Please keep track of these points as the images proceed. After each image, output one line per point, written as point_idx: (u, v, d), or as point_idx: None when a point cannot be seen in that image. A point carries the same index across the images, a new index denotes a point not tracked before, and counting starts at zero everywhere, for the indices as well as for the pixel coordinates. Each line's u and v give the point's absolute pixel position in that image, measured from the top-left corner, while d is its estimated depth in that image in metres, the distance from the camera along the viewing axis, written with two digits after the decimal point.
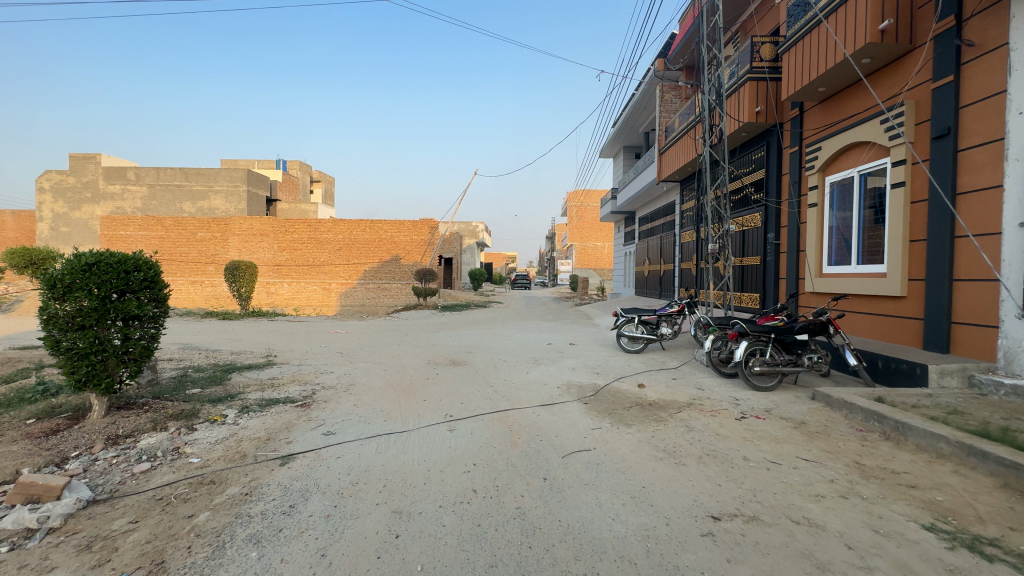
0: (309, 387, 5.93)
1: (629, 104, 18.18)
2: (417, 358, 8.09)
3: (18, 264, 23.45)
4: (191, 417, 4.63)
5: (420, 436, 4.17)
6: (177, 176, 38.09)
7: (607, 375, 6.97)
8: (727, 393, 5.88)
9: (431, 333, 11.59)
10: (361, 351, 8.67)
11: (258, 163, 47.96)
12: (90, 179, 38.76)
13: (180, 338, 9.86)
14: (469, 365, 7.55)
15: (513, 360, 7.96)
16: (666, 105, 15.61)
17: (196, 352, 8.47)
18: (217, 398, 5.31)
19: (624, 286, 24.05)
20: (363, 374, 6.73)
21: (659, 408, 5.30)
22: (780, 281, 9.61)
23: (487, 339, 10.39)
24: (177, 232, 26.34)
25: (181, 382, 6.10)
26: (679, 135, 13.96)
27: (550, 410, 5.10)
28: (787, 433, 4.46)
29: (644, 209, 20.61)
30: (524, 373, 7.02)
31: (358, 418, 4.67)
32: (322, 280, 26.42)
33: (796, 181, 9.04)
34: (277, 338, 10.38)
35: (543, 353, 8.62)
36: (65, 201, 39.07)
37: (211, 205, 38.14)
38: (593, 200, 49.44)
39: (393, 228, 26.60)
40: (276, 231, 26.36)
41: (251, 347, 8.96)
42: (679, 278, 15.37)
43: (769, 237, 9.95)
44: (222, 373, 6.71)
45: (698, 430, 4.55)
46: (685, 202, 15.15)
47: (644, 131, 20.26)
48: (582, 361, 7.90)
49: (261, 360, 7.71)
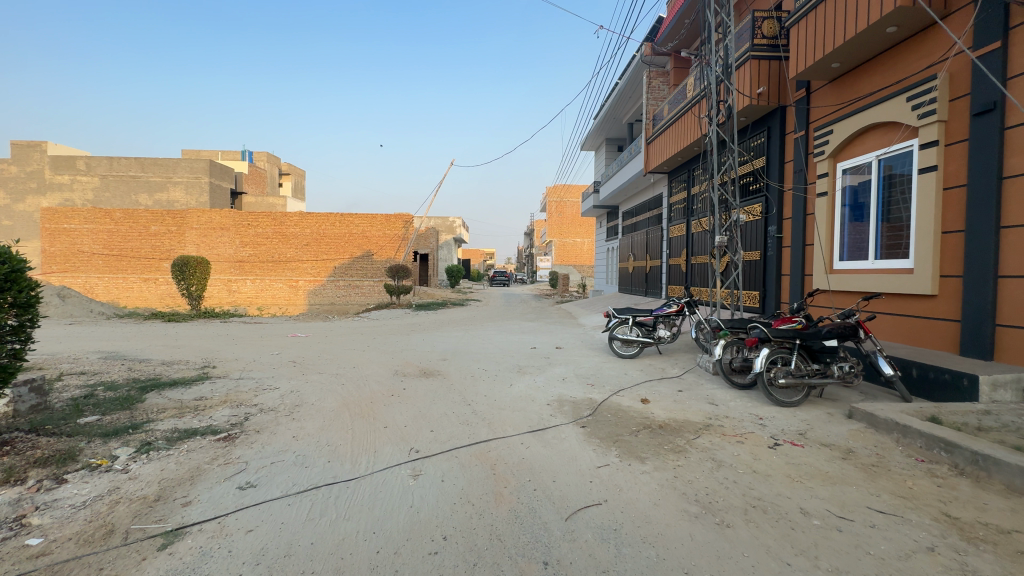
0: (241, 412, 4.77)
1: (613, 93, 17.33)
2: (383, 367, 6.98)
3: None
4: (63, 463, 3.44)
5: (373, 487, 3.11)
6: (132, 166, 35.65)
7: (603, 387, 6.02)
8: (747, 410, 5.01)
9: (402, 336, 10.44)
10: (317, 360, 7.49)
11: (222, 154, 45.44)
12: (35, 169, 35.74)
13: (107, 346, 8.47)
14: (443, 376, 6.48)
15: (493, 369, 6.94)
16: (653, 92, 14.79)
17: (119, 363, 7.13)
18: (114, 429, 4.13)
19: (605, 283, 23.34)
20: (315, 390, 5.61)
21: (673, 432, 4.36)
22: (783, 277, 8.89)
23: (463, 342, 9.36)
24: (128, 225, 24.35)
25: (78, 406, 4.85)
26: (668, 123, 13.14)
27: (541, 439, 4.11)
28: (839, 468, 3.56)
29: (629, 203, 19.84)
30: (507, 387, 6.00)
31: (293, 457, 3.57)
32: (288, 277, 24.78)
33: (802, 169, 8.30)
34: (223, 344, 9.08)
35: (527, 360, 7.61)
36: (6, 192, 35.97)
37: (170, 197, 35.76)
38: (572, 196, 48.70)
39: (365, 222, 25.18)
40: (237, 225, 24.62)
41: (188, 356, 7.68)
42: (667, 275, 14.62)
43: (770, 230, 9.19)
44: (138, 392, 5.46)
45: (729, 464, 3.63)
46: (674, 195, 14.39)
47: (627, 122, 19.46)
48: (572, 370, 6.93)
49: (195, 373, 6.47)
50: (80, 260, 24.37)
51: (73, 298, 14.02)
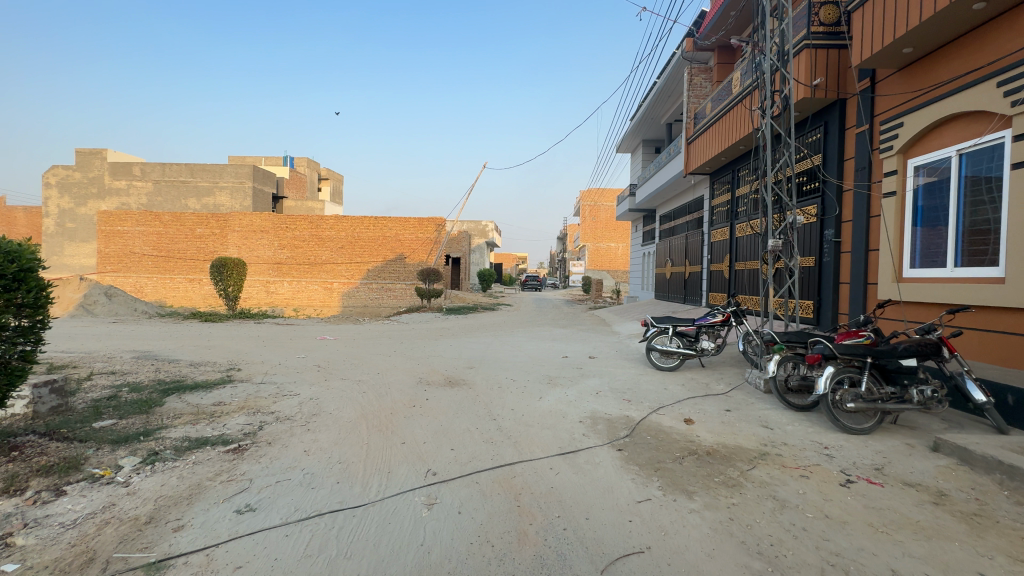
0: (256, 420, 4.55)
1: (652, 92, 16.69)
2: (407, 375, 6.70)
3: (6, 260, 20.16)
4: (66, 472, 3.27)
5: (382, 517, 2.77)
6: (183, 172, 37.33)
7: (641, 404, 5.52)
8: (808, 437, 4.41)
9: (430, 341, 10.19)
10: (341, 365, 7.30)
11: (265, 159, 47.10)
12: (96, 175, 37.96)
13: (142, 346, 8.58)
14: (468, 386, 6.14)
15: (521, 379, 6.54)
16: (695, 89, 14.09)
17: (149, 364, 7.15)
18: (126, 436, 3.97)
19: (641, 290, 22.57)
20: (335, 398, 5.37)
21: (724, 461, 3.84)
22: (842, 286, 8.12)
23: (492, 349, 9.01)
24: (175, 228, 25.38)
25: (98, 409, 4.76)
26: (712, 121, 12.43)
27: (572, 464, 3.68)
28: (932, 516, 2.97)
29: (667, 206, 19.08)
30: (536, 400, 5.58)
31: (301, 476, 3.28)
32: (324, 279, 25.23)
33: (866, 166, 7.53)
34: (252, 346, 9.05)
35: (558, 370, 7.17)
36: (70, 197, 38.25)
37: (216, 202, 37.28)
38: (606, 199, 47.80)
39: (398, 226, 25.33)
40: (276, 228, 25.25)
41: (216, 357, 7.64)
42: (708, 281, 13.85)
43: (827, 234, 8.42)
44: (159, 395, 5.36)
45: (794, 505, 3.09)
46: (716, 197, 13.64)
47: (666, 122, 18.74)
48: (607, 383, 6.45)
49: (219, 377, 6.38)
50: (131, 261, 25.57)
51: (119, 297, 14.54)
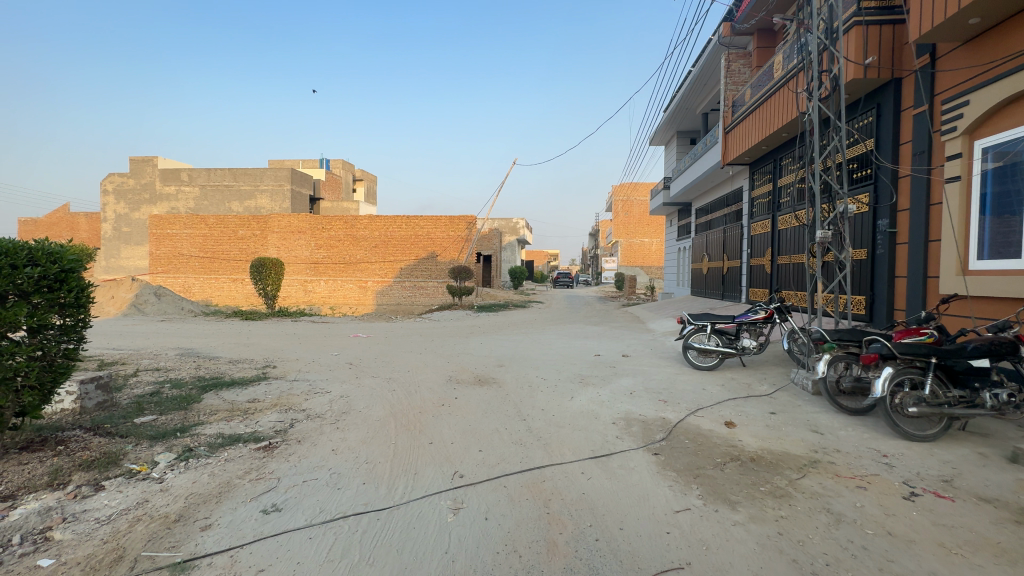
0: (287, 417, 4.59)
1: (687, 81, 16.12)
2: (436, 373, 6.66)
3: None
4: (105, 467, 3.35)
5: (406, 521, 2.69)
6: (226, 176, 38.92)
7: (678, 405, 5.27)
8: (864, 444, 4.07)
9: (461, 339, 10.15)
10: (372, 363, 7.34)
11: (302, 162, 48.54)
12: (148, 182, 40.10)
13: (186, 343, 8.91)
14: (498, 385, 6.03)
15: (552, 378, 6.38)
16: (733, 76, 13.48)
17: (191, 361, 7.39)
18: (163, 432, 4.05)
19: (676, 286, 21.94)
20: (366, 396, 5.39)
21: (769, 469, 3.58)
22: (897, 280, 7.56)
23: (522, 347, 8.89)
24: (219, 230, 26.47)
25: (141, 405, 4.92)
26: (751, 108, 11.85)
27: (604, 469, 3.51)
28: (1014, 537, 2.64)
29: (703, 199, 18.42)
30: (567, 400, 5.42)
31: (328, 476, 3.25)
32: (358, 278, 25.78)
33: (925, 151, 6.96)
34: (288, 343, 9.26)
35: (590, 369, 6.98)
36: (125, 202, 40.57)
37: (257, 204, 38.71)
38: (639, 194, 46.77)
39: (430, 224, 25.54)
40: (313, 228, 25.94)
41: (253, 355, 7.84)
42: (748, 277, 13.28)
43: (880, 224, 7.86)
44: (197, 391, 5.50)
45: (851, 519, 2.83)
46: (756, 188, 13.02)
47: (702, 112, 18.08)
48: (641, 382, 6.22)
49: (254, 374, 6.51)
50: (180, 262, 26.84)
51: (167, 297, 15.24)
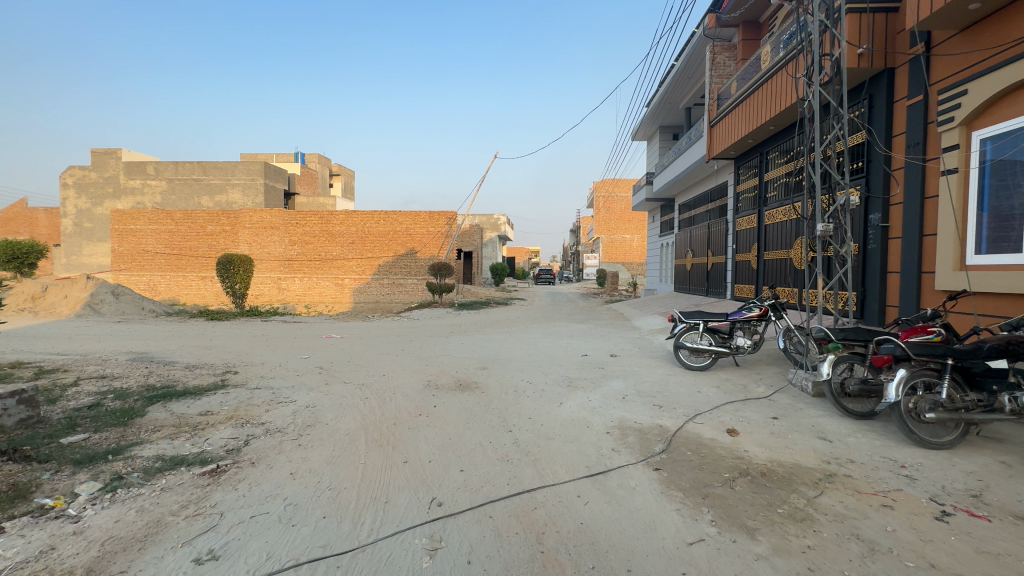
0: (242, 433, 4.06)
1: (671, 74, 15.86)
2: (414, 378, 6.17)
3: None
4: (11, 504, 2.78)
5: (372, 569, 2.23)
6: (195, 170, 37.34)
7: (675, 410, 4.91)
8: (878, 452, 3.77)
9: (441, 339, 9.65)
10: (344, 367, 6.81)
11: (276, 156, 47.01)
12: (111, 175, 38.21)
13: (140, 347, 8.19)
14: (480, 390, 5.58)
15: (539, 382, 5.96)
16: (718, 68, 13.26)
17: (143, 367, 6.73)
18: (92, 454, 3.48)
19: (659, 282, 21.80)
20: (335, 406, 4.87)
21: (784, 486, 3.23)
22: (889, 275, 7.39)
23: (506, 347, 8.46)
24: (187, 226, 25.26)
25: (73, 421, 4.30)
26: (738, 100, 11.60)
27: (603, 490, 3.10)
28: None
29: (686, 194, 18.26)
30: (556, 406, 5.00)
31: (281, 509, 2.76)
32: (335, 275, 24.96)
33: (919, 142, 6.76)
34: (254, 345, 8.62)
35: (578, 371, 6.59)
36: (87, 197, 38.56)
37: (229, 199, 37.25)
38: (621, 190, 46.74)
39: (409, 220, 24.87)
40: (287, 224, 24.96)
41: (214, 359, 7.20)
42: (734, 273, 13.12)
43: (872, 218, 7.67)
44: (143, 403, 4.90)
45: (886, 549, 2.48)
46: (742, 182, 12.84)
47: (685, 107, 17.90)
48: (633, 385, 5.85)
49: (212, 381, 5.92)
50: (145, 259, 25.54)
51: (126, 296, 14.29)
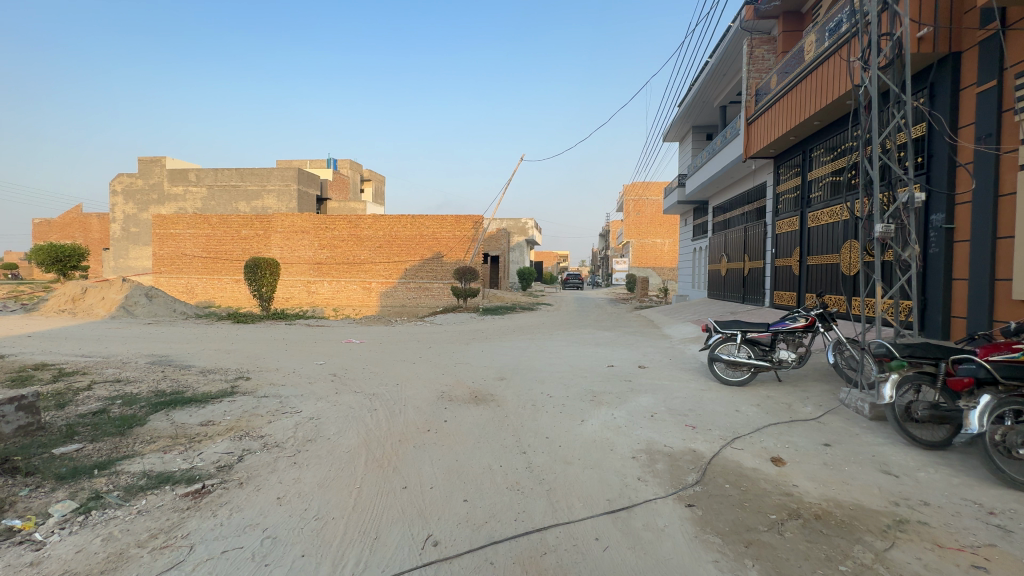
0: (238, 447, 3.80)
1: (705, 71, 15.22)
2: (428, 388, 5.86)
3: (43, 262, 19.00)
4: None
5: None
6: (233, 176, 38.63)
7: (710, 432, 4.41)
8: (957, 493, 3.18)
9: (461, 346, 9.33)
10: (358, 375, 6.57)
11: (309, 162, 48.19)
12: (156, 182, 40.00)
13: (162, 350, 8.20)
14: (496, 404, 5.21)
15: (559, 396, 5.53)
16: (757, 62, 12.56)
17: (160, 371, 6.66)
18: (77, 468, 3.28)
19: (691, 288, 20.94)
20: (340, 418, 4.60)
21: (845, 534, 2.71)
22: (955, 283, 6.62)
23: (527, 356, 8.07)
24: (222, 230, 26.00)
25: (72, 429, 4.16)
26: (778, 95, 10.86)
27: (626, 532, 2.67)
28: None
29: (721, 196, 17.44)
30: (576, 424, 4.58)
31: (258, 543, 2.46)
32: (362, 279, 25.18)
33: (991, 133, 6.01)
34: (273, 350, 8.52)
35: (603, 383, 6.14)
36: (134, 203, 40.45)
37: (264, 204, 38.32)
38: (652, 193, 45.72)
39: (435, 224, 24.83)
40: (317, 228, 25.34)
41: (229, 364, 7.09)
42: (773, 279, 12.33)
43: (934, 219, 6.91)
44: (147, 411, 4.74)
45: None
46: (782, 182, 12.06)
47: (719, 105, 17.18)
48: (662, 401, 5.36)
49: (222, 387, 5.76)
50: (183, 263, 26.42)
51: (159, 298, 14.65)
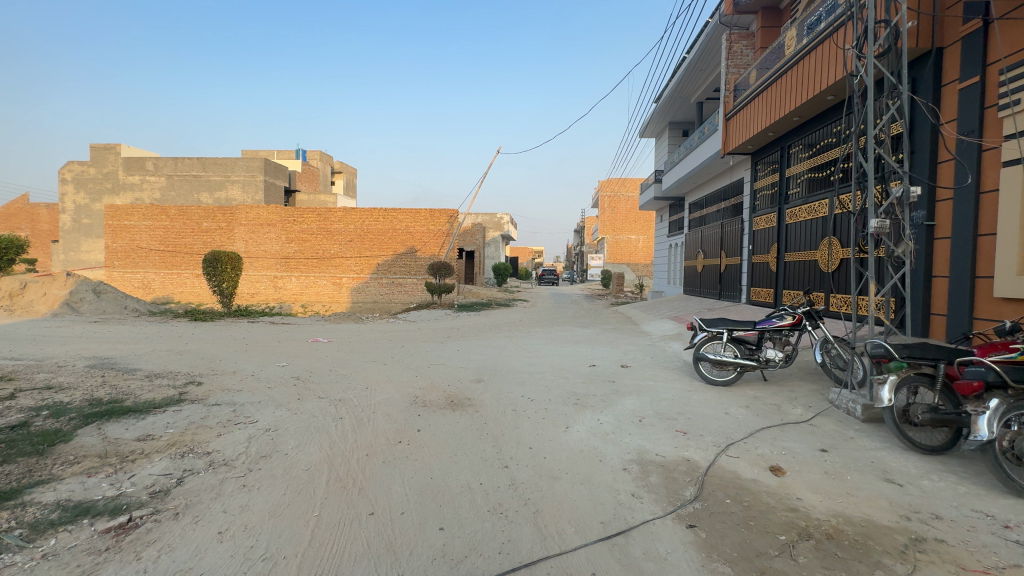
0: (178, 468, 3.31)
1: (683, 66, 15.13)
2: (399, 392, 5.43)
3: None
4: None
5: None
6: (195, 166, 36.78)
7: (702, 438, 4.16)
8: (967, 504, 3.00)
9: (435, 345, 8.90)
10: (324, 378, 6.07)
11: (276, 152, 46.43)
12: (110, 170, 37.73)
13: (104, 352, 7.46)
14: (474, 409, 4.84)
15: (541, 399, 5.20)
16: (735, 57, 12.49)
17: (100, 376, 6.01)
18: None
19: (667, 284, 21.00)
20: (301, 429, 4.13)
21: (863, 557, 2.47)
22: (935, 280, 6.58)
23: (505, 355, 7.71)
24: (181, 222, 24.63)
25: None
26: (758, 91, 10.77)
27: (625, 564, 2.35)
28: None
29: (697, 192, 17.43)
30: (561, 432, 4.24)
31: None
32: (332, 274, 24.30)
33: (974, 129, 5.95)
34: (231, 350, 7.88)
35: (586, 385, 5.84)
36: (86, 192, 38.06)
37: (228, 195, 36.64)
38: (627, 190, 45.94)
39: (409, 217, 24.14)
40: (284, 221, 24.28)
41: (179, 368, 6.46)
42: (750, 275, 12.33)
43: (914, 216, 6.86)
44: (76, 423, 4.16)
45: None
46: (760, 179, 12.04)
47: (696, 101, 17.16)
48: (649, 404, 5.09)
49: (169, 394, 5.19)
50: (138, 256, 24.92)
51: (109, 294, 13.63)
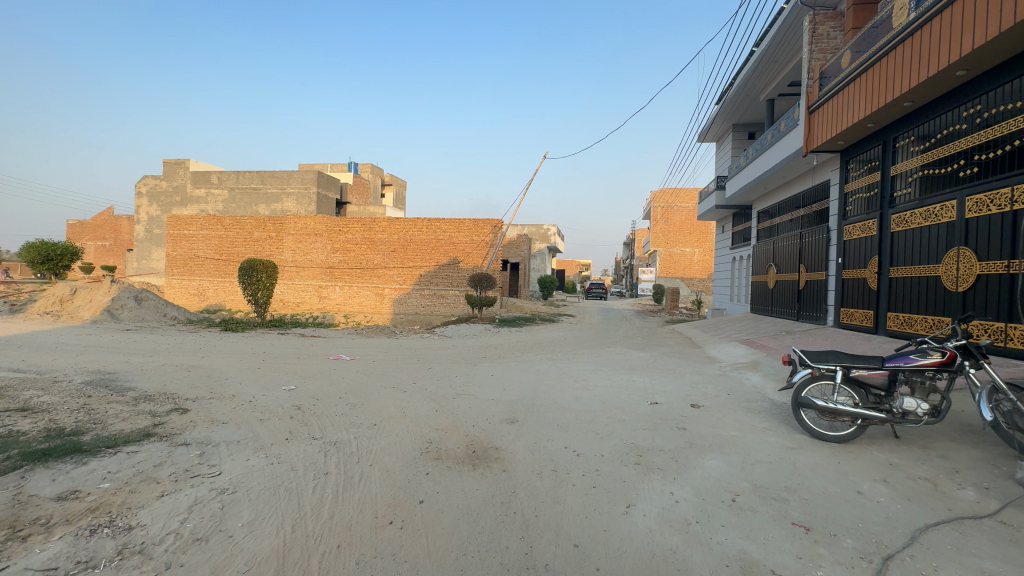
0: (70, 559, 2.33)
1: (754, 59, 13.50)
2: (410, 435, 4.32)
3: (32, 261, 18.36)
4: None
5: None
6: (254, 179, 38.23)
7: (839, 542, 2.73)
8: None
9: (468, 367, 7.80)
10: (329, 409, 5.09)
11: (331, 166, 47.85)
12: (179, 184, 40.03)
13: (109, 366, 6.84)
14: (500, 467, 3.64)
15: (590, 455, 3.93)
16: (819, 41, 10.79)
17: (85, 397, 5.28)
18: None
19: (731, 301, 19.00)
20: (266, 493, 3.08)
21: None
22: None
23: (547, 384, 6.48)
24: (235, 231, 25.22)
25: None
26: (852, 74, 9.03)
27: None
28: None
29: (768, 199, 15.55)
30: (619, 515, 2.97)
31: None
32: (375, 284, 24.02)
33: None
34: (242, 368, 7.11)
35: (650, 433, 4.49)
36: (158, 205, 40.54)
37: (283, 207, 37.76)
38: (682, 201, 43.58)
39: (452, 228, 23.47)
40: (330, 231, 24.30)
41: (173, 390, 5.66)
42: (839, 294, 10.46)
43: None
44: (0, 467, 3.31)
45: None
46: (853, 179, 10.21)
47: (766, 99, 15.39)
48: (742, 471, 3.69)
49: (140, 426, 4.32)
50: (195, 264, 25.71)
51: (149, 302, 13.63)
